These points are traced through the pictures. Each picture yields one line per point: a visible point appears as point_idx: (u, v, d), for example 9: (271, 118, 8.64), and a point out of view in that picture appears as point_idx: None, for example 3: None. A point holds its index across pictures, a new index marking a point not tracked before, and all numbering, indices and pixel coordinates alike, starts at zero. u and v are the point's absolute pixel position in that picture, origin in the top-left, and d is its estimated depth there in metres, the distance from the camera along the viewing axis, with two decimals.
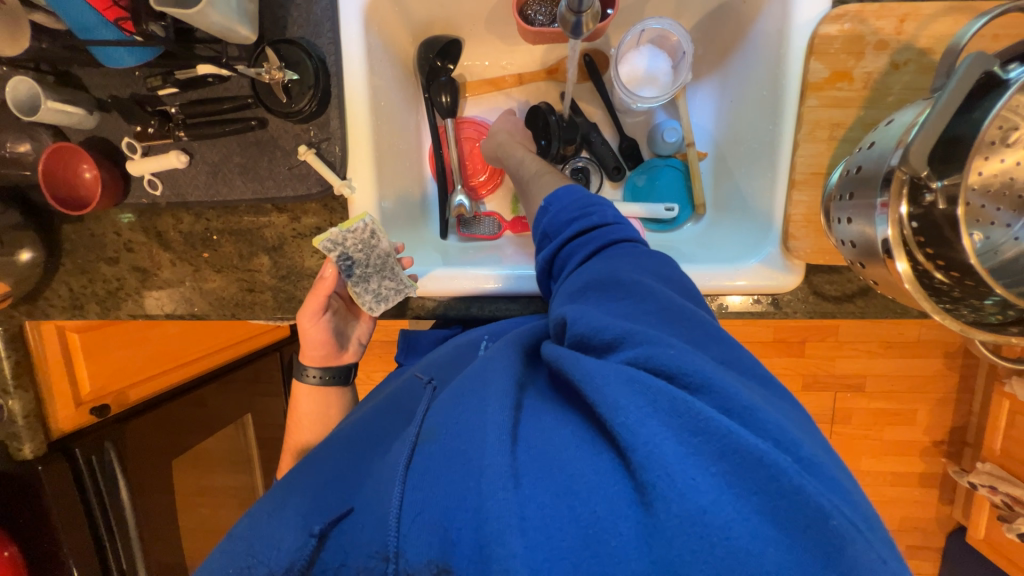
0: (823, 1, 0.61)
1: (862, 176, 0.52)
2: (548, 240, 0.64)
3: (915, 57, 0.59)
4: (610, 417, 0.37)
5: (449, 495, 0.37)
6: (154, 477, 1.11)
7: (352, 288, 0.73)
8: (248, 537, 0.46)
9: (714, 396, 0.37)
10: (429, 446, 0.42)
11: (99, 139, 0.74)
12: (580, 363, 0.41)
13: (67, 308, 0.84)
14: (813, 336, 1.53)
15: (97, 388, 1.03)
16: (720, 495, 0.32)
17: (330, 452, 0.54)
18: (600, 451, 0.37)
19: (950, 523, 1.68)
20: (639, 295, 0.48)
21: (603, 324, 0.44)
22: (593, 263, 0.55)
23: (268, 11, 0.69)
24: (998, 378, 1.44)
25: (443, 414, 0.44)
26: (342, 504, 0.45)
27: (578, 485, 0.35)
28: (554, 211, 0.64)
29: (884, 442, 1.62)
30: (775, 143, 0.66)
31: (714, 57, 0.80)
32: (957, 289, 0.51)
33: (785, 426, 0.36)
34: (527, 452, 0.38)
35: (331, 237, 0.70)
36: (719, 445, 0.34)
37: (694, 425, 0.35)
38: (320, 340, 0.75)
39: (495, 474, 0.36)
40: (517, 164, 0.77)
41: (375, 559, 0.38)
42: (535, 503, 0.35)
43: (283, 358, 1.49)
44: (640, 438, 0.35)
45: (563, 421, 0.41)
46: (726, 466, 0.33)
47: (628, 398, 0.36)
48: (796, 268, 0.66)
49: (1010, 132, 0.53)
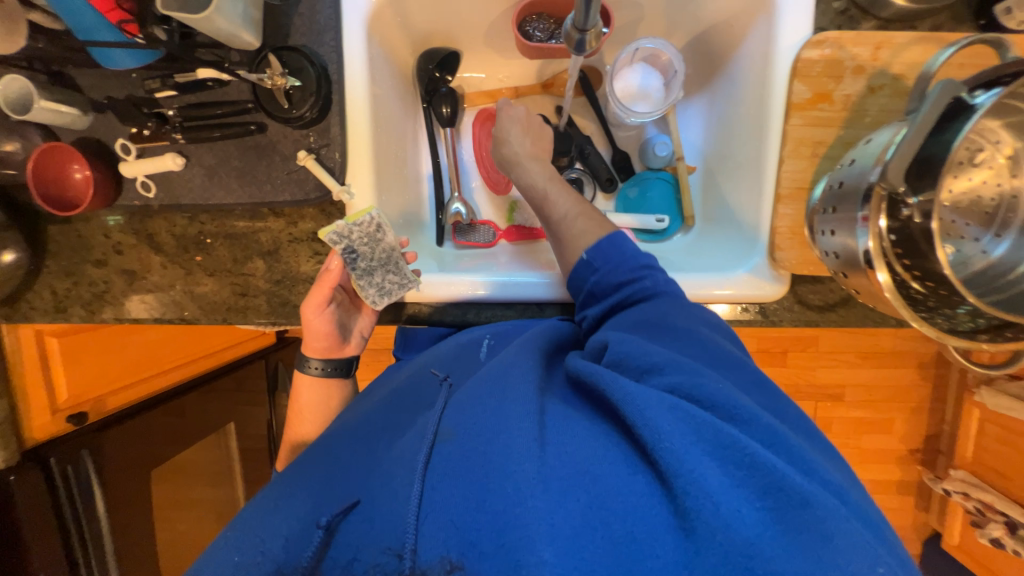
0: (804, 28, 0.65)
1: (844, 191, 0.55)
2: (593, 300, 0.65)
3: (889, 82, 0.63)
4: (653, 441, 0.39)
5: (469, 497, 0.39)
6: (130, 489, 1.07)
7: (356, 281, 0.73)
8: (252, 531, 0.47)
9: (748, 425, 0.42)
10: (446, 446, 0.44)
11: (92, 140, 0.73)
12: (620, 384, 0.43)
13: (48, 311, 0.82)
14: (795, 347, 1.58)
15: (75, 396, 1.01)
16: (754, 519, 0.35)
17: (336, 445, 0.55)
18: (637, 472, 0.39)
19: (926, 529, 1.73)
20: (684, 342, 0.52)
21: (647, 354, 0.48)
22: (641, 308, 0.59)
23: (271, 18, 0.70)
24: (969, 388, 1.51)
25: (462, 418, 0.46)
26: (348, 495, 0.46)
27: (613, 501, 0.37)
28: (597, 268, 0.65)
29: (863, 450, 1.67)
30: (761, 159, 0.70)
31: (703, 77, 0.84)
32: (932, 298, 0.54)
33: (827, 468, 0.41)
34: (556, 457, 0.40)
35: (337, 229, 0.70)
36: (761, 479, 0.37)
37: (739, 459, 0.38)
38: (324, 332, 0.74)
39: (528, 484, 0.38)
40: (542, 202, 0.75)
41: (388, 556, 0.39)
42: (567, 512, 0.37)
43: (268, 366, 1.47)
44: (686, 464, 0.37)
45: (597, 434, 0.43)
46: (764, 496, 0.36)
47: (672, 424, 0.39)
48: (781, 278, 0.69)
49: (976, 153, 0.58)
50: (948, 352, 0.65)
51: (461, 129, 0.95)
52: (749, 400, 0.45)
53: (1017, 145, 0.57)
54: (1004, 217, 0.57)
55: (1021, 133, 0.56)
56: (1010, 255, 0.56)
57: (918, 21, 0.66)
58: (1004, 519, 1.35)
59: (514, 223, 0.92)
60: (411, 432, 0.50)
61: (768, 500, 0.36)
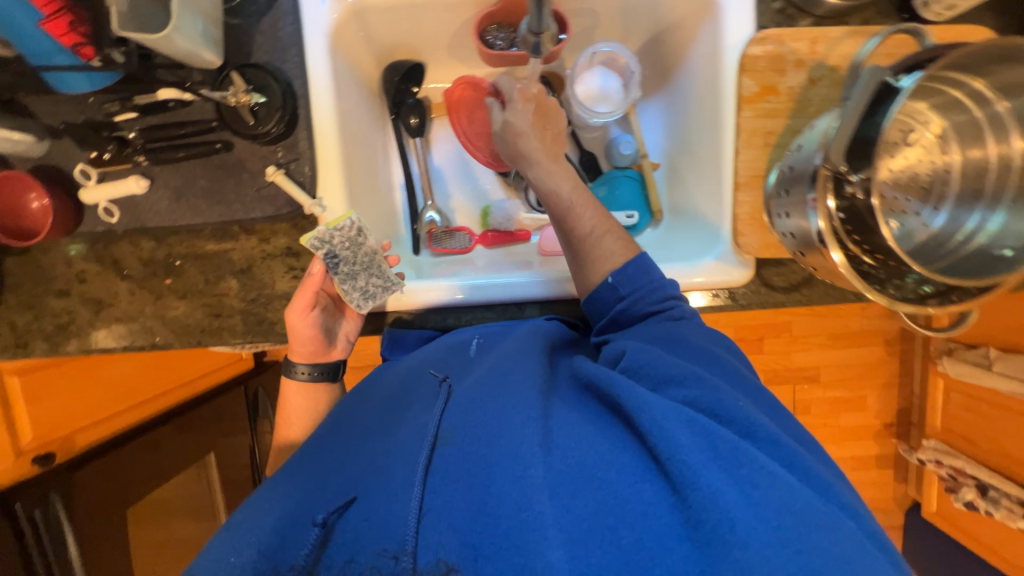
0: (748, 27, 0.69)
1: (795, 174, 0.59)
2: (615, 324, 0.67)
3: (828, 73, 0.68)
4: (670, 454, 0.44)
5: (472, 499, 0.46)
6: (103, 532, 1.01)
7: (340, 286, 0.71)
8: (245, 528, 0.50)
9: (765, 443, 0.48)
10: (446, 449, 0.50)
11: (49, 167, 0.71)
12: (636, 395, 0.49)
13: (8, 347, 0.78)
14: (770, 333, 1.64)
15: (41, 436, 0.96)
16: (761, 526, 0.40)
17: (331, 443, 0.60)
18: (648, 482, 0.45)
19: (906, 501, 1.80)
20: (703, 359, 0.57)
21: (667, 370, 0.54)
22: (650, 324, 0.63)
23: (232, 37, 0.71)
24: (931, 359, 1.59)
25: (462, 422, 0.52)
26: (344, 493, 0.51)
27: (621, 505, 0.43)
28: (623, 293, 0.66)
29: (842, 428, 1.73)
30: (717, 151, 0.73)
31: (660, 78, 0.88)
32: (879, 269, 0.58)
33: (826, 478, 0.47)
34: (563, 461, 0.47)
35: (318, 234, 0.70)
36: (767, 489, 0.43)
37: (752, 474, 0.43)
38: (308, 336, 0.72)
39: (537, 489, 0.44)
40: (566, 215, 0.72)
41: (384, 558, 0.44)
42: (575, 515, 0.43)
43: (247, 394, 1.42)
44: (702, 477, 0.42)
45: (611, 441, 0.49)
46: (768, 504, 0.42)
47: (688, 438, 0.45)
48: (747, 263, 0.72)
49: (909, 134, 0.65)
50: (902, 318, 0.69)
51: (431, 139, 0.96)
52: (758, 412, 0.51)
53: (943, 124, 0.63)
54: (939, 191, 0.64)
55: (946, 113, 0.63)
56: (948, 224, 0.63)
57: (849, 17, 0.71)
58: (976, 483, 1.41)
59: (490, 226, 0.93)
60: (410, 430, 0.55)
61: (776, 511, 0.41)
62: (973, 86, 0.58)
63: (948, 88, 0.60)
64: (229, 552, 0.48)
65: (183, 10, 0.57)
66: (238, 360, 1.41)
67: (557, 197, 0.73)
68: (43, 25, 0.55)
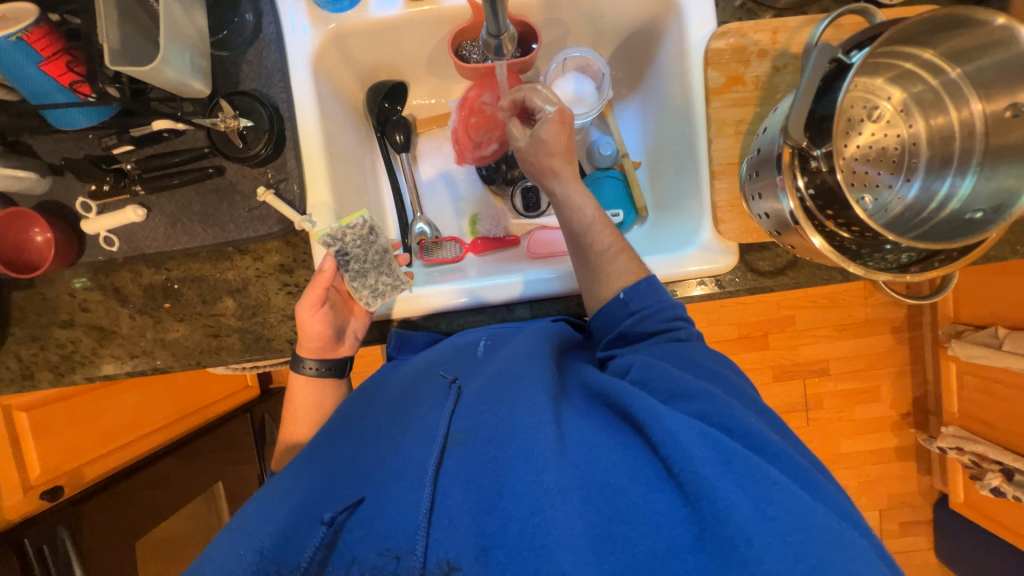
0: (709, 23, 0.72)
1: (762, 157, 0.61)
2: (624, 339, 0.66)
3: (791, 60, 0.70)
4: (686, 468, 0.44)
5: (480, 501, 0.47)
6: (111, 566, 1.00)
7: (350, 283, 0.76)
8: (250, 521, 0.51)
9: (775, 458, 0.47)
10: (456, 450, 0.51)
11: (51, 203, 0.74)
12: (649, 405, 0.49)
13: (16, 380, 0.80)
14: (774, 328, 1.62)
15: (49, 470, 0.97)
16: (777, 540, 0.39)
17: (338, 441, 0.61)
18: (660, 493, 0.44)
19: (933, 493, 1.73)
20: (712, 377, 0.58)
21: (680, 385, 0.54)
22: (655, 344, 0.63)
23: (220, 69, 0.75)
24: (941, 344, 1.56)
25: (471, 424, 0.53)
26: (351, 493, 0.52)
27: (632, 513, 0.43)
28: (633, 310, 0.65)
29: (857, 421, 1.69)
30: (692, 143, 0.75)
31: (632, 80, 0.91)
32: (857, 243, 0.58)
33: (841, 500, 0.47)
34: (574, 467, 0.47)
35: (331, 232, 0.74)
36: (787, 504, 0.41)
37: (768, 489, 0.42)
38: (317, 332, 0.73)
39: (547, 494, 0.44)
40: (587, 229, 0.71)
41: (386, 558, 0.44)
42: (588, 521, 0.43)
43: (254, 419, 1.45)
44: (718, 490, 0.42)
45: (622, 449, 0.48)
46: (786, 520, 0.40)
47: (703, 451, 0.44)
48: (730, 250, 0.73)
49: (873, 110, 0.69)
50: (882, 289, 0.71)
51: (417, 155, 1.00)
52: (770, 430, 0.51)
53: (904, 99, 0.68)
54: (909, 162, 0.68)
55: (903, 86, 0.67)
56: (921, 194, 0.67)
57: (807, 7, 0.73)
58: (1000, 467, 1.37)
59: (479, 234, 0.96)
60: (419, 429, 0.56)
61: (793, 525, 0.40)
62: (923, 58, 0.64)
63: (901, 63, 0.65)
64: (237, 544, 0.49)
65: (171, 43, 0.61)
66: (243, 389, 1.48)
67: (581, 215, 0.72)
68: (43, 67, 0.59)
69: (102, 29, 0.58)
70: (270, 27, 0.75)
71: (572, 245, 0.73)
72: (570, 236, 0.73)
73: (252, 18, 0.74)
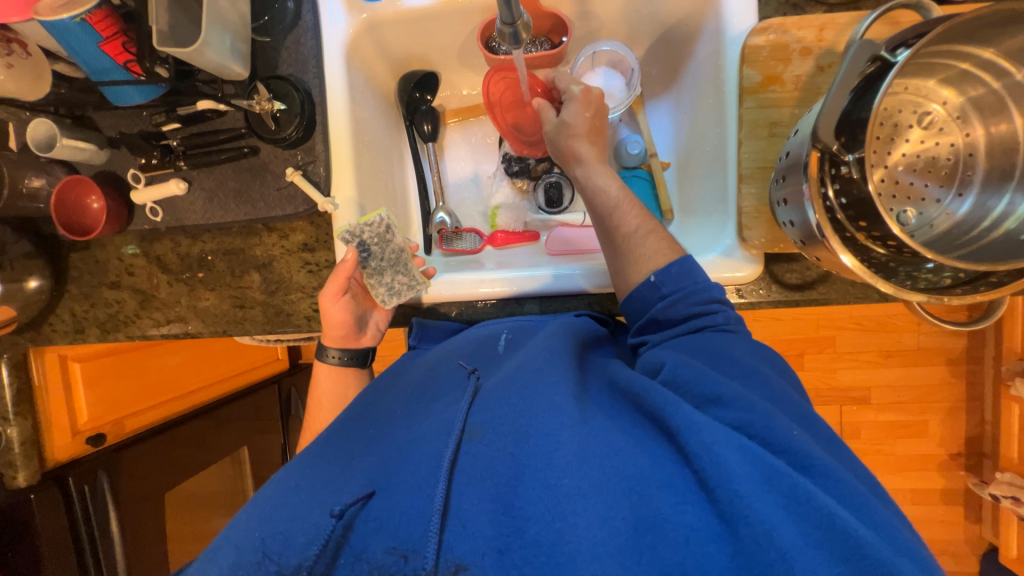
0: (749, 18, 0.69)
1: (790, 161, 0.58)
2: (655, 324, 0.63)
3: (838, 59, 0.65)
4: (721, 484, 0.40)
5: (497, 501, 0.44)
6: (141, 514, 1.08)
7: (367, 279, 0.79)
8: (255, 519, 0.49)
9: (825, 480, 0.43)
10: (474, 444, 0.49)
11: (108, 172, 0.80)
12: (683, 412, 0.45)
13: (69, 333, 0.89)
14: (810, 348, 1.53)
15: (95, 418, 1.04)
16: (823, 569, 0.36)
17: (357, 426, 0.61)
18: (692, 507, 0.41)
19: (981, 543, 1.57)
20: (751, 377, 0.52)
21: (714, 385, 0.50)
22: (685, 338, 0.59)
23: (261, 53, 0.78)
24: (1003, 381, 1.41)
25: (487, 416, 0.51)
26: (359, 486, 0.49)
27: (662, 528, 0.40)
28: (666, 293, 0.62)
29: (897, 457, 1.56)
30: (723, 144, 0.72)
31: (666, 78, 0.88)
32: (895, 260, 0.54)
33: (903, 535, 0.41)
34: (602, 471, 0.44)
35: (349, 229, 0.77)
36: (836, 534, 0.38)
37: (814, 512, 0.39)
38: (339, 321, 0.76)
39: (571, 501, 0.42)
40: (613, 210, 0.69)
41: (393, 556, 0.43)
42: (613, 529, 0.40)
43: (281, 390, 1.53)
44: (758, 510, 0.38)
45: (649, 456, 0.45)
46: (830, 546, 0.38)
47: (742, 465, 0.41)
48: (754, 258, 0.69)
49: (924, 116, 0.64)
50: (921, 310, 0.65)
51: (443, 146, 1.01)
52: (819, 446, 0.46)
53: (961, 103, 0.63)
54: (963, 175, 0.63)
55: (960, 88, 0.62)
56: (974, 210, 0.61)
57: (861, 2, 0.68)
58: None
59: (498, 227, 0.94)
60: (436, 420, 0.54)
61: (846, 553, 0.37)
62: (982, 58, 0.58)
63: (957, 63, 0.60)
64: (243, 553, 0.46)
65: (212, 26, 0.65)
66: (272, 361, 1.55)
67: (606, 195, 0.71)
68: (103, 46, 0.64)
69: (151, 12, 0.64)
70: (308, 15, 0.78)
71: (599, 229, 0.71)
72: (600, 215, 0.71)
73: (292, 6, 0.77)
